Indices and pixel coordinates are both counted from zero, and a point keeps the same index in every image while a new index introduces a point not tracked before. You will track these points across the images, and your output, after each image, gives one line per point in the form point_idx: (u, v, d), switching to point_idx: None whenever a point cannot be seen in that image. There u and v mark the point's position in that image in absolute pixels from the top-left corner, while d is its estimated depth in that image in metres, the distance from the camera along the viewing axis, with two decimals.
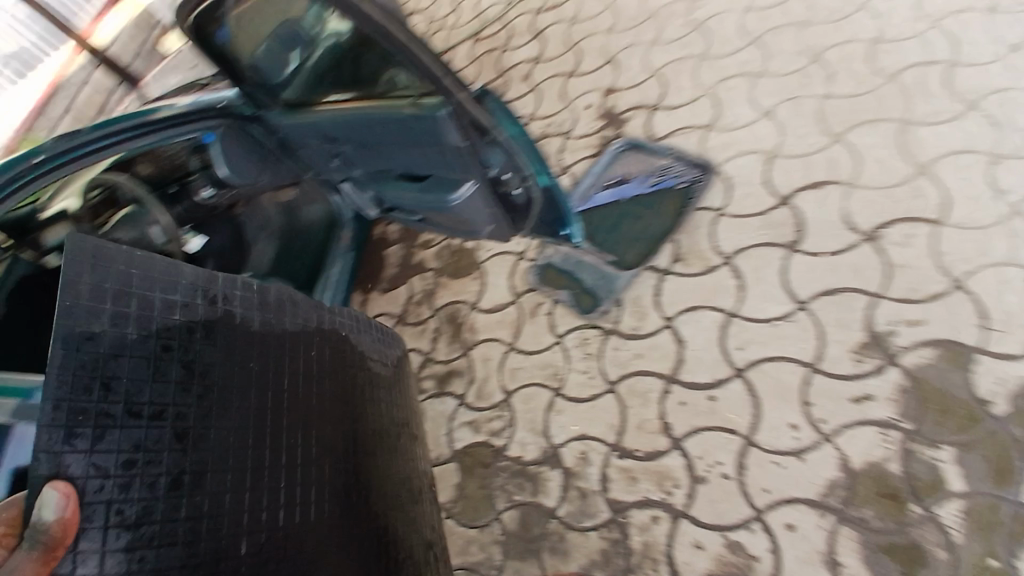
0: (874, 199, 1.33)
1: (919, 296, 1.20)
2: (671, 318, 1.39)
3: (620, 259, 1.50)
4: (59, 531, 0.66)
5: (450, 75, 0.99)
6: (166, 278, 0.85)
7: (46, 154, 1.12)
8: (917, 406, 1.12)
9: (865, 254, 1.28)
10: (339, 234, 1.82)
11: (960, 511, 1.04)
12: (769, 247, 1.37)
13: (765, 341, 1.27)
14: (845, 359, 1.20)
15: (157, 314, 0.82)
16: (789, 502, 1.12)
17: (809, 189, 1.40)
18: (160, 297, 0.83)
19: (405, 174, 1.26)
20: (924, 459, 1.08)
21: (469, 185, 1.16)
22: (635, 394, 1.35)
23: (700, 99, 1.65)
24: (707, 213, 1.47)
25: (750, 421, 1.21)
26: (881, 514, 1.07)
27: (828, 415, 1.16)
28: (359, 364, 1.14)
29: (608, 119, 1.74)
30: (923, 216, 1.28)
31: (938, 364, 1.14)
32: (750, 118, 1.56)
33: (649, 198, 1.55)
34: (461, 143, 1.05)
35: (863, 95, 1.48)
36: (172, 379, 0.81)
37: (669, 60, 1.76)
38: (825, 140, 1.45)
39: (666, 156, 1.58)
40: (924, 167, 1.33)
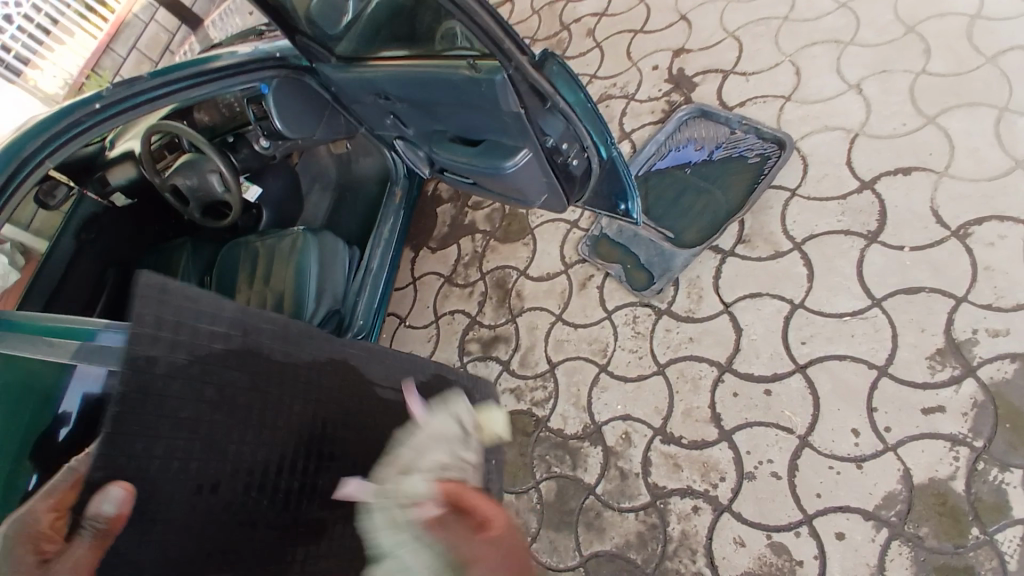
0: (967, 193, 1.22)
1: (1007, 304, 1.12)
2: (729, 304, 1.32)
3: (678, 236, 1.43)
4: (112, 523, 0.61)
5: (509, 36, 0.91)
6: (211, 305, 0.73)
7: (106, 100, 1.13)
8: (992, 424, 1.06)
9: (953, 252, 1.19)
10: (391, 189, 1.72)
11: (1019, 538, 0.99)
12: (846, 236, 1.27)
13: (831, 338, 1.21)
14: (917, 366, 1.13)
15: (198, 340, 0.70)
16: (841, 509, 1.09)
17: (895, 175, 1.28)
18: (203, 330, 0.71)
19: (458, 136, 1.20)
20: (990, 480, 1.03)
21: (524, 153, 1.07)
22: (685, 379, 1.30)
23: (780, 66, 1.51)
24: (780, 193, 1.37)
25: (810, 421, 1.16)
26: (939, 533, 1.02)
27: (891, 424, 1.11)
28: (365, 394, 0.96)
29: (676, 82, 1.62)
30: (1020, 216, 1.17)
31: (1018, 381, 1.07)
32: (836, 91, 1.42)
33: (715, 174, 1.46)
34: (517, 109, 0.98)
35: (964, 74, 1.33)
36: (204, 399, 0.70)
37: (747, 20, 1.61)
38: (918, 121, 1.32)
39: (737, 128, 1.47)
40: None
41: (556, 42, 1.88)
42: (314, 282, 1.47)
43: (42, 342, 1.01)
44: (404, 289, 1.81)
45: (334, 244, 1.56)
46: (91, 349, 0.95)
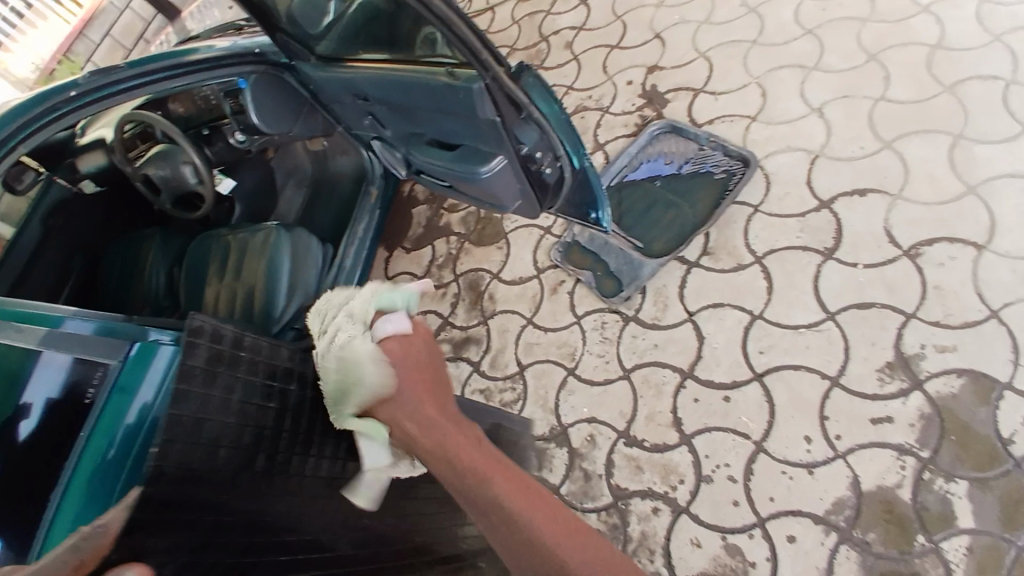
0: (920, 215, 1.29)
1: (954, 322, 1.19)
2: (693, 313, 1.36)
3: (648, 246, 1.47)
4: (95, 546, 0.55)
5: (488, 46, 0.94)
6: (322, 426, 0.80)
7: (81, 88, 1.12)
8: (938, 435, 1.12)
9: (905, 270, 1.25)
10: (367, 188, 1.73)
11: (964, 547, 1.04)
12: (805, 252, 1.33)
13: (788, 349, 1.26)
14: (868, 378, 1.19)
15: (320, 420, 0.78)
16: (793, 513, 1.14)
17: (852, 196, 1.35)
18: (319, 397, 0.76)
19: (435, 140, 1.22)
20: (936, 490, 1.09)
21: (499, 159, 1.11)
22: (649, 385, 1.34)
23: (748, 86, 1.56)
24: (744, 209, 1.42)
25: (764, 427, 1.21)
26: (887, 540, 1.08)
27: (841, 432, 1.17)
28: None
29: (650, 97, 1.66)
30: (967, 238, 1.24)
31: (962, 395, 1.13)
32: (799, 113, 1.48)
33: (685, 187, 1.51)
34: (494, 117, 1.00)
35: (919, 104, 1.40)
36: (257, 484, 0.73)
37: (720, 40, 1.66)
38: (876, 145, 1.39)
39: (706, 143, 1.52)
40: (974, 187, 1.28)
41: (535, 52, 1.92)
42: (286, 277, 1.46)
43: (8, 326, 1.01)
44: None
45: (308, 242, 1.56)
46: (59, 336, 0.99)
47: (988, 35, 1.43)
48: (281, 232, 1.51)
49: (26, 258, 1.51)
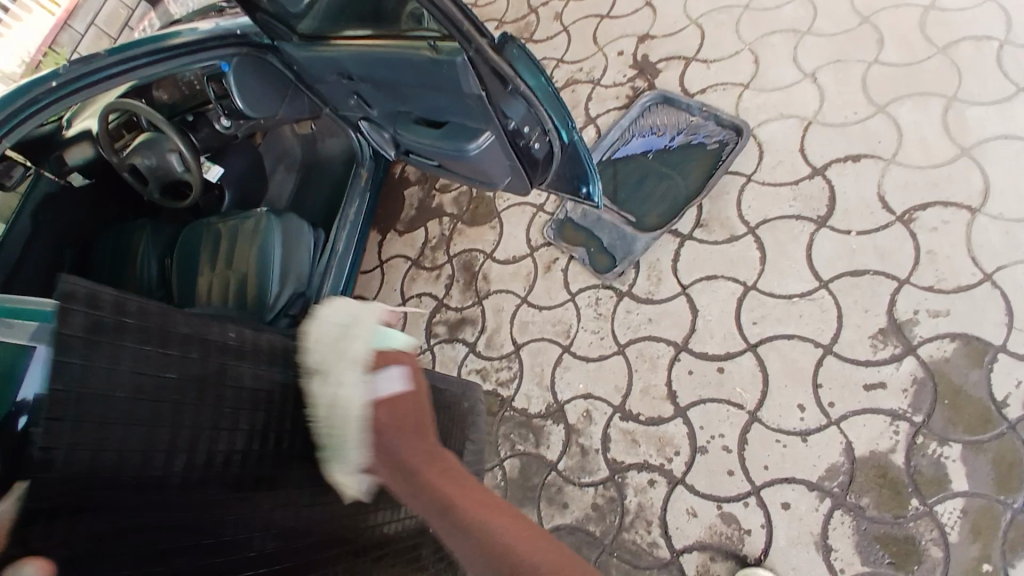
0: (913, 180, 1.28)
1: (947, 287, 1.18)
2: (686, 286, 1.36)
3: (640, 221, 1.46)
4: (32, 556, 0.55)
5: (470, 17, 0.92)
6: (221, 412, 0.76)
7: (63, 79, 1.09)
8: (931, 400, 1.12)
9: (898, 236, 1.25)
10: (356, 170, 1.71)
11: (959, 509, 1.05)
12: (797, 221, 1.32)
13: (781, 318, 1.26)
14: (861, 345, 1.19)
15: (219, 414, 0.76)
16: (787, 481, 1.15)
17: (845, 162, 1.34)
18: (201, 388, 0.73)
19: (423, 118, 1.20)
20: (930, 454, 1.09)
21: (487, 135, 1.09)
22: (644, 359, 1.34)
23: (740, 54, 1.54)
24: (737, 179, 1.41)
25: (758, 397, 1.22)
26: (880, 504, 1.08)
27: (835, 399, 1.17)
28: None
29: (641, 68, 1.64)
30: (961, 202, 1.24)
31: (956, 359, 1.13)
32: (792, 80, 1.46)
33: (677, 159, 1.50)
34: (479, 91, 0.99)
35: (912, 67, 1.38)
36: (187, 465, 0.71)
37: (710, 8, 1.63)
38: (868, 110, 1.37)
39: (697, 114, 1.50)
40: (968, 150, 1.27)
41: (523, 26, 1.88)
42: (278, 267, 1.47)
43: None
44: (372, 272, 1.81)
45: (298, 227, 1.55)
46: None
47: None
48: (268, 218, 1.49)
49: (18, 251, 1.48)
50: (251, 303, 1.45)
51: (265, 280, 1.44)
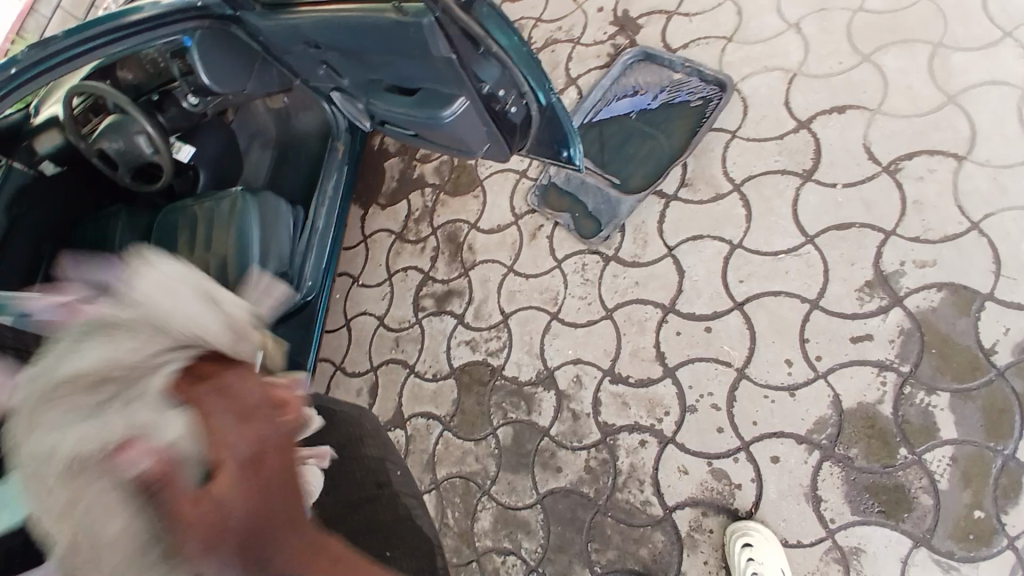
0: (899, 130, 1.26)
1: (934, 237, 1.18)
2: (672, 248, 1.34)
3: (625, 182, 1.44)
4: None
5: None
6: None
7: (22, 64, 1.05)
8: (918, 350, 1.12)
9: (884, 187, 1.23)
10: (333, 144, 1.67)
11: (947, 457, 1.06)
12: (783, 176, 1.31)
13: (768, 275, 1.25)
14: (849, 299, 1.19)
15: None
16: (776, 435, 1.16)
17: (830, 114, 1.31)
18: None
19: (395, 86, 1.17)
20: (918, 404, 1.10)
21: (461, 101, 1.06)
22: (632, 322, 1.33)
23: (722, 6, 1.50)
24: (721, 135, 1.39)
25: (746, 354, 1.22)
26: (869, 454, 1.10)
27: (823, 353, 1.17)
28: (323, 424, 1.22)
29: (621, 25, 1.59)
30: (947, 150, 1.22)
31: (943, 308, 1.13)
32: (775, 31, 1.43)
33: (660, 118, 1.47)
34: (450, 54, 0.95)
35: (897, 12, 1.35)
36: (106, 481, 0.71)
37: None
38: (853, 59, 1.34)
39: (680, 70, 1.47)
40: (954, 97, 1.25)
41: None
42: (257, 245, 1.45)
43: None
44: (356, 248, 1.78)
45: (276, 204, 1.51)
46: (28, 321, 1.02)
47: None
48: (239, 199, 1.46)
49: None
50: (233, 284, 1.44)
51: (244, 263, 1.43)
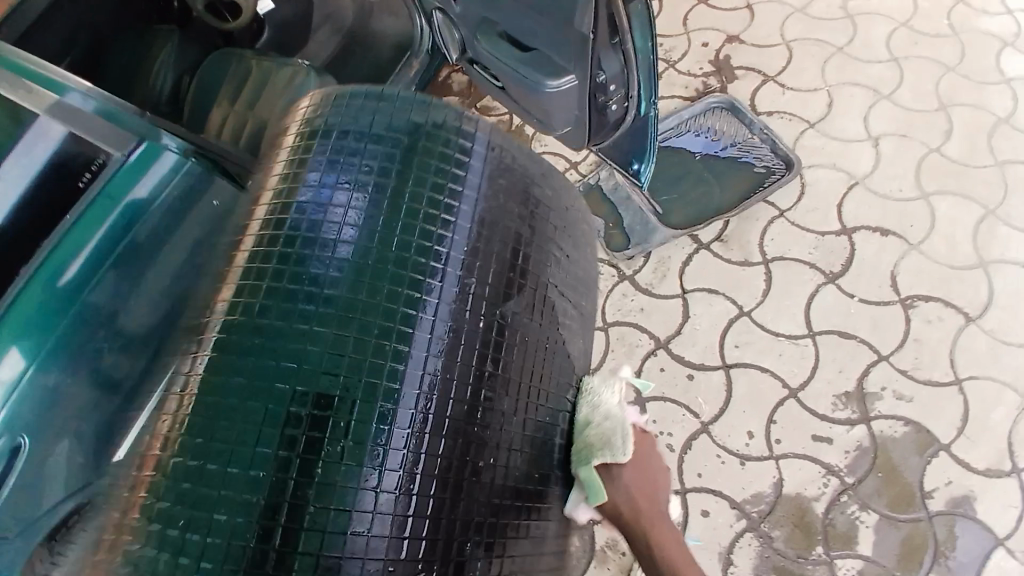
0: (929, 271, 1.34)
1: (918, 376, 1.26)
2: (686, 291, 1.39)
3: (667, 213, 1.47)
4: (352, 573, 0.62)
5: None
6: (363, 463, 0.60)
7: None
8: (867, 467, 1.21)
9: (894, 315, 1.31)
10: (408, 59, 1.64)
11: (854, 569, 1.15)
12: (809, 269, 1.38)
13: (761, 350, 1.32)
14: (824, 399, 1.27)
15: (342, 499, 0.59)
16: (713, 492, 1.23)
17: (873, 232, 1.39)
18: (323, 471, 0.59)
19: (511, 38, 1.14)
20: (848, 514, 1.18)
21: (572, 79, 1.08)
22: (623, 343, 1.38)
23: (817, 93, 1.56)
24: (770, 209, 1.44)
25: (716, 413, 1.28)
26: (789, 540, 1.18)
27: (782, 438, 1.25)
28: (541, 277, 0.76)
29: (718, 68, 1.63)
30: (961, 306, 1.30)
31: (902, 441, 1.22)
32: (856, 136, 1.49)
33: (723, 166, 1.51)
34: (589, 34, 0.96)
35: (968, 167, 1.43)
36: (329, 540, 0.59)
37: (805, 35, 1.64)
38: (914, 192, 1.42)
39: (756, 133, 1.52)
40: (986, 263, 1.33)
41: None
42: None
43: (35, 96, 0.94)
44: None
45: None
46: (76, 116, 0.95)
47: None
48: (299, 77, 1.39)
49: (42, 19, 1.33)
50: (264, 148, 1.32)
51: None
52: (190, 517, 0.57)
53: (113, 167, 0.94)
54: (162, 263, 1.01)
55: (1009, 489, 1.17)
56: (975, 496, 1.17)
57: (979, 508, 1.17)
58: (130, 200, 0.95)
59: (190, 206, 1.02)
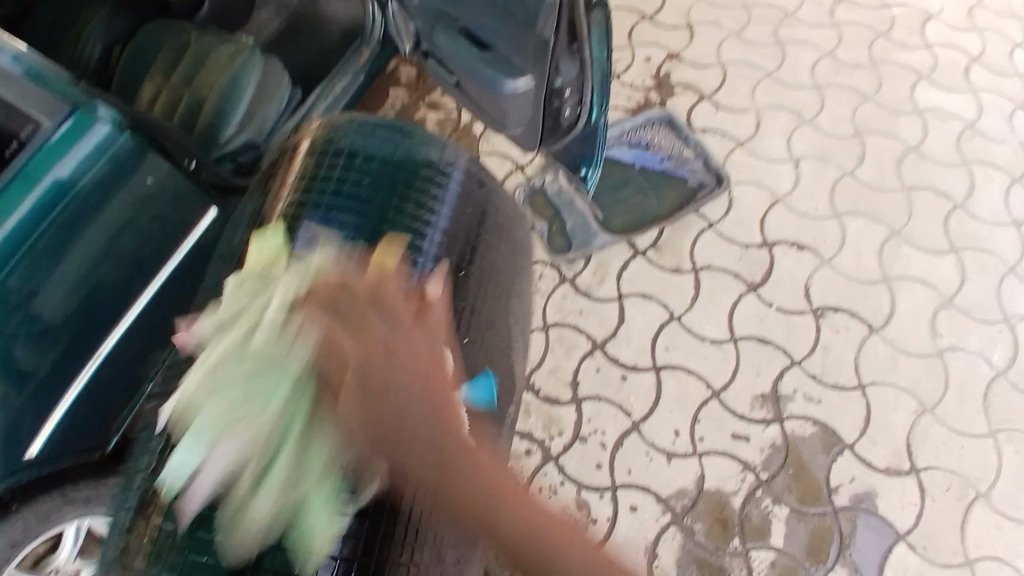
0: (839, 285, 1.47)
1: (826, 381, 1.38)
2: (622, 295, 1.45)
3: (608, 220, 1.52)
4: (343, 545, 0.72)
5: None
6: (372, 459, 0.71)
7: None
8: (779, 464, 1.31)
9: (806, 324, 1.43)
10: (358, 46, 1.54)
11: (767, 559, 1.25)
12: (734, 278, 1.47)
13: (689, 352, 1.40)
14: (743, 400, 1.36)
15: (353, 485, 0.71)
16: (642, 487, 1.29)
17: (791, 247, 1.51)
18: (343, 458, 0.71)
19: (470, 35, 1.15)
20: (762, 507, 1.28)
21: (529, 81, 1.10)
22: (562, 343, 1.42)
23: (747, 113, 1.67)
24: (700, 220, 1.53)
25: (645, 412, 1.35)
26: (709, 533, 1.26)
27: (705, 436, 1.33)
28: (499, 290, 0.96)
29: (658, 82, 1.71)
30: (865, 318, 1.44)
31: (811, 440, 1.33)
32: (780, 157, 1.61)
33: (660, 177, 1.58)
34: (550, 38, 0.99)
35: (877, 192, 1.58)
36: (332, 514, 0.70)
37: (739, 58, 1.75)
38: (828, 212, 1.55)
39: (690, 148, 1.60)
40: (889, 280, 1.48)
41: None
42: (244, 102, 1.31)
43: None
44: None
45: (278, 74, 1.39)
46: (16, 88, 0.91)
47: (959, 157, 1.62)
48: (238, 53, 1.33)
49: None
50: (197, 130, 1.27)
51: (222, 120, 1.28)
52: (197, 520, 0.71)
53: (28, 150, 0.90)
54: (83, 244, 0.97)
55: (904, 486, 1.30)
56: (874, 492, 1.30)
57: (878, 503, 1.29)
58: (51, 178, 0.91)
59: (122, 179, 0.99)
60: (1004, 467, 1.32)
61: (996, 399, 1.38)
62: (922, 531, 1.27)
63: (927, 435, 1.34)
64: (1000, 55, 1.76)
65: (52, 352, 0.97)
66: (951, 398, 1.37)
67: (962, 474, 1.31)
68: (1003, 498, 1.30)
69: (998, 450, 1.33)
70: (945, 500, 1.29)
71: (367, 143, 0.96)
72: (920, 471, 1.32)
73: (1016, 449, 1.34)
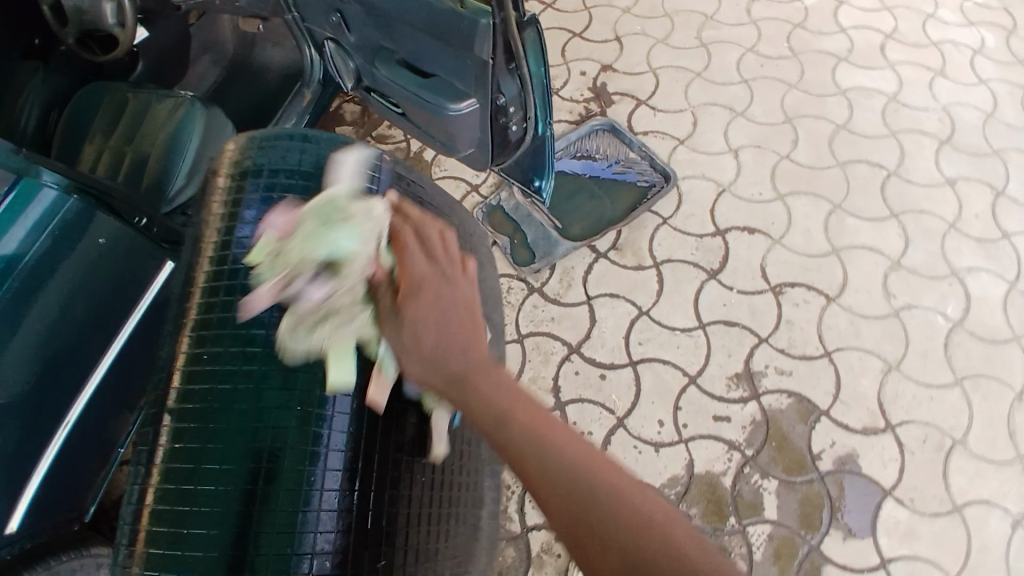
0: (791, 261, 1.54)
1: (795, 353, 1.44)
2: (591, 297, 1.49)
3: (566, 228, 1.58)
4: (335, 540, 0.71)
5: None
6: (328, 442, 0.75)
7: None
8: (762, 439, 1.35)
9: (768, 302, 1.49)
10: (301, 89, 1.55)
11: (764, 533, 1.27)
12: (694, 267, 1.53)
13: (661, 344, 1.44)
14: (719, 382, 1.40)
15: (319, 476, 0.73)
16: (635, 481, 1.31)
17: (743, 232, 1.57)
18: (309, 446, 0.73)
19: (409, 63, 1.18)
20: (752, 483, 1.31)
21: (472, 102, 1.14)
22: (539, 352, 1.44)
23: (684, 113, 1.75)
24: (655, 218, 1.59)
25: (628, 407, 1.38)
26: (704, 516, 1.28)
27: (689, 423, 1.36)
28: None
29: (597, 94, 1.78)
30: (822, 289, 1.51)
31: (788, 412, 1.38)
32: (720, 149, 1.69)
33: (611, 182, 1.64)
34: (487, 59, 1.03)
35: (815, 170, 1.67)
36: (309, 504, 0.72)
37: (670, 63, 1.84)
38: (772, 195, 1.63)
39: (635, 151, 1.68)
40: (838, 251, 1.56)
41: None
42: (189, 154, 1.30)
43: None
44: None
45: (223, 121, 1.38)
46: None
47: (887, 129, 1.73)
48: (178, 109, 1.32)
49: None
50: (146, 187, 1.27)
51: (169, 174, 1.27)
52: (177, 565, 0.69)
53: None
54: (41, 309, 0.96)
55: (883, 444, 1.36)
56: (855, 454, 1.35)
57: (860, 464, 1.34)
58: None
59: (73, 244, 0.98)
60: (973, 412, 1.39)
61: (956, 350, 1.45)
62: (907, 484, 1.32)
63: (897, 392, 1.40)
64: (909, 32, 1.90)
65: (16, 427, 0.95)
66: (913, 354, 1.44)
67: (935, 424, 1.37)
68: (976, 442, 1.36)
69: (965, 397, 1.40)
70: (923, 452, 1.35)
71: (287, 159, 0.89)
72: (895, 427, 1.37)
73: (981, 393, 1.40)
